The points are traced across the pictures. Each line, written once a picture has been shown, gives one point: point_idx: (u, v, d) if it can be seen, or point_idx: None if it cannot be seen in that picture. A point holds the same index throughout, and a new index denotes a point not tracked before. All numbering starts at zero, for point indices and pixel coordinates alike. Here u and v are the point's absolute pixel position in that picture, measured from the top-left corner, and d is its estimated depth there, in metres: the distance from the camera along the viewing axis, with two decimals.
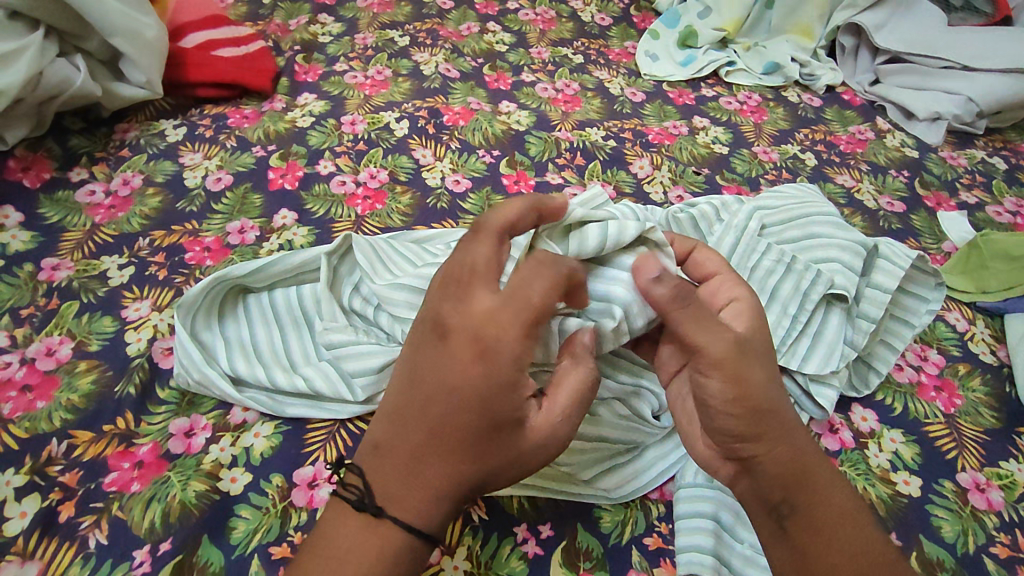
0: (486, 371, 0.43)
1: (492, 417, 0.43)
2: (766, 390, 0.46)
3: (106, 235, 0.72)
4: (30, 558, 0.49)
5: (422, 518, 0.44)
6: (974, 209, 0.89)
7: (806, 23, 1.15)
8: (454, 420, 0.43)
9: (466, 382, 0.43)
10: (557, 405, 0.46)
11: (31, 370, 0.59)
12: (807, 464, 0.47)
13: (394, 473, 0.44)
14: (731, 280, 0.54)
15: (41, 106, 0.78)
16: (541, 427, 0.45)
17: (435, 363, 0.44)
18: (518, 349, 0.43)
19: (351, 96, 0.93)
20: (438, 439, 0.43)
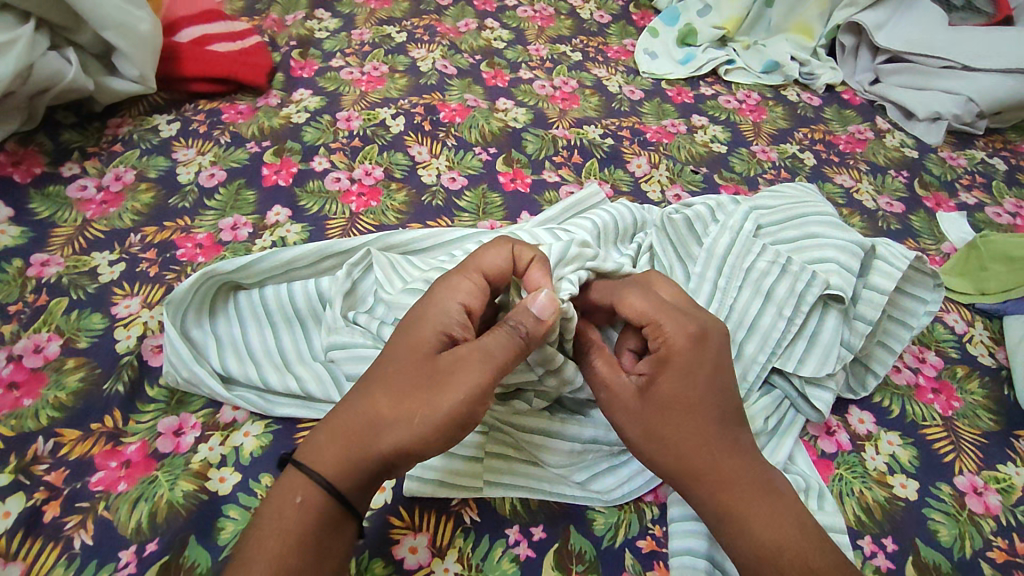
0: (418, 319, 0.50)
1: (418, 354, 0.48)
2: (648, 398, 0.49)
3: (97, 231, 0.71)
4: (13, 559, 0.48)
5: (335, 463, 0.45)
6: (973, 209, 0.89)
7: (807, 22, 1.14)
8: (389, 359, 0.49)
9: (413, 329, 0.50)
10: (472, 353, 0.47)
11: (19, 367, 0.58)
12: (736, 492, 0.46)
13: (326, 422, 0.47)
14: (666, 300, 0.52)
15: (33, 100, 0.77)
16: (453, 371, 0.46)
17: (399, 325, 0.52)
18: (451, 297, 0.50)
19: (347, 92, 0.92)
20: (374, 378, 0.48)
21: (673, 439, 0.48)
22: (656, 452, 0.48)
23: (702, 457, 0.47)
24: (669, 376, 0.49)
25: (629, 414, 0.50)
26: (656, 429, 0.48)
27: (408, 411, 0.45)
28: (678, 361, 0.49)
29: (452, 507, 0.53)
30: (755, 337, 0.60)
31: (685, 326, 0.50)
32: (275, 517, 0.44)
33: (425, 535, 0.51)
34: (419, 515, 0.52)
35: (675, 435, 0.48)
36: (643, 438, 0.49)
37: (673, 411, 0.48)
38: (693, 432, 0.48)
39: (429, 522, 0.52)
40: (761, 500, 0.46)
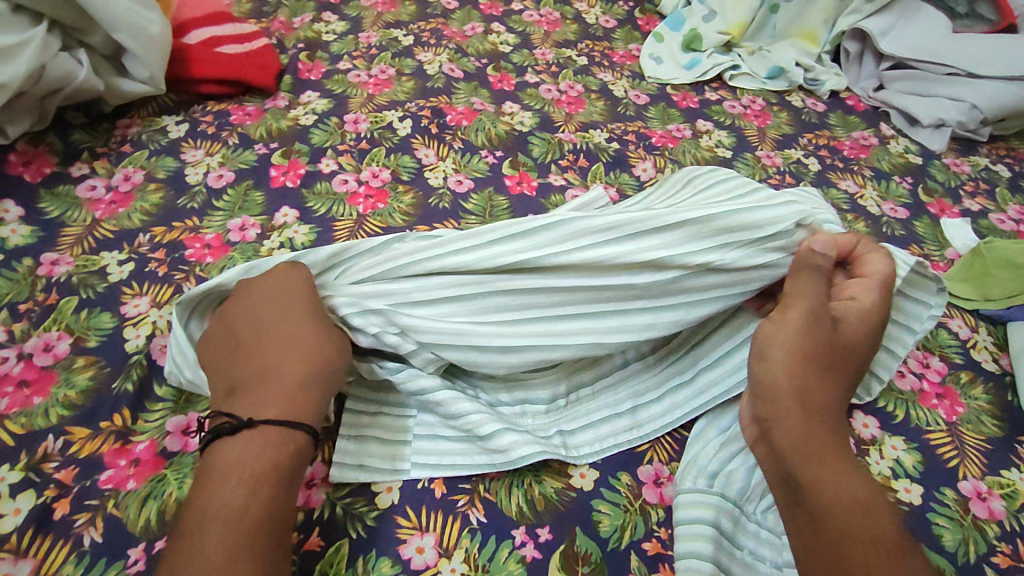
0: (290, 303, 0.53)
1: (309, 319, 0.53)
2: (817, 361, 0.52)
3: (107, 231, 0.71)
4: (24, 556, 0.48)
5: (289, 409, 0.48)
6: (977, 216, 0.89)
7: (812, 28, 1.15)
8: (270, 342, 0.51)
9: (271, 312, 0.53)
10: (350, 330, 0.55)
11: (29, 365, 0.59)
12: (832, 452, 0.48)
13: (248, 394, 0.49)
14: (864, 287, 0.56)
15: (43, 101, 0.78)
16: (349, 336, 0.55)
17: (254, 312, 0.53)
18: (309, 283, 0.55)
19: (354, 94, 0.93)
20: (273, 356, 0.51)
21: (815, 382, 0.51)
22: (792, 380, 0.51)
23: (828, 409, 0.51)
24: (857, 324, 0.54)
25: (797, 337, 0.52)
26: (811, 363, 0.52)
27: (331, 351, 0.52)
28: (865, 318, 0.55)
29: (458, 508, 0.53)
30: None
31: (887, 298, 0.56)
32: (254, 453, 0.45)
33: (432, 535, 0.52)
34: (426, 516, 0.53)
35: (820, 379, 0.52)
36: (798, 363, 0.51)
37: (835, 357, 0.53)
38: (830, 386, 0.52)
39: (436, 522, 0.52)
40: (855, 468, 0.48)
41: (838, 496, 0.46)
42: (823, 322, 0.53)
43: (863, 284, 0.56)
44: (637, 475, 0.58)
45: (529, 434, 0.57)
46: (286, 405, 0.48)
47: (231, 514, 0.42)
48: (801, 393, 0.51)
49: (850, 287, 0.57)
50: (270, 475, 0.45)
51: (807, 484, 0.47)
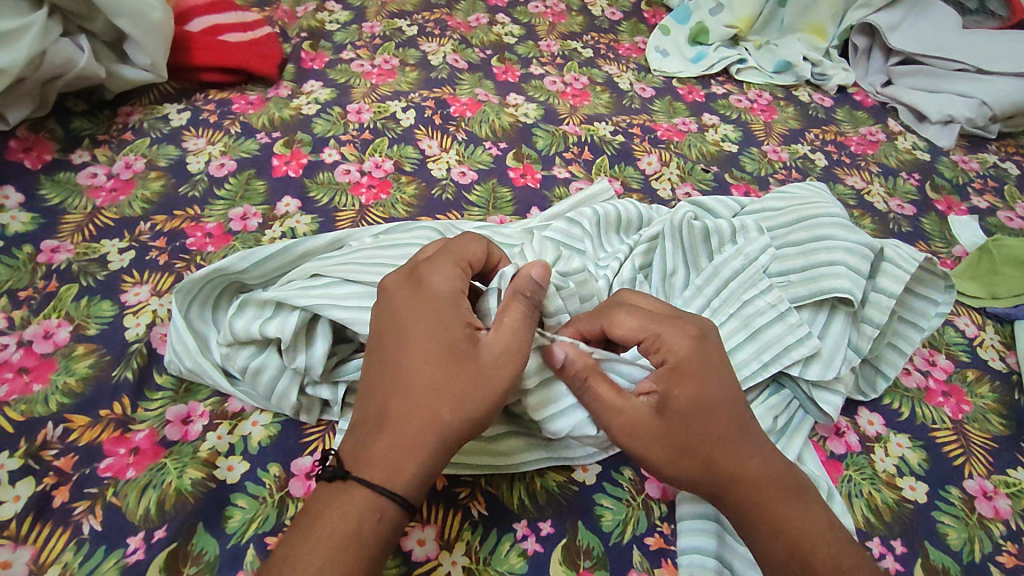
0: (429, 312, 0.48)
1: (525, 326, 0.49)
2: (686, 446, 0.48)
3: (108, 219, 0.71)
4: (22, 543, 0.48)
5: (394, 478, 0.44)
6: (985, 213, 0.88)
7: (820, 22, 1.13)
8: (410, 344, 0.47)
9: (412, 337, 0.47)
10: (507, 336, 0.48)
11: (28, 352, 0.58)
12: (770, 493, 0.48)
13: (377, 449, 0.45)
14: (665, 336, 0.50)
15: (44, 86, 0.77)
16: (493, 357, 0.47)
17: (401, 330, 0.48)
18: (457, 288, 0.49)
19: (357, 84, 0.92)
20: (399, 378, 0.46)
21: (695, 455, 0.48)
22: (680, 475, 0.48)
23: (735, 469, 0.48)
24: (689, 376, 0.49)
25: (645, 435, 0.48)
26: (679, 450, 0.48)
27: (446, 409, 0.45)
28: (691, 369, 0.49)
29: (460, 500, 0.53)
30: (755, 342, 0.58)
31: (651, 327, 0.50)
32: (339, 514, 0.43)
33: (433, 527, 0.51)
34: (427, 508, 0.52)
35: (705, 453, 0.48)
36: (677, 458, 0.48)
37: (699, 420, 0.48)
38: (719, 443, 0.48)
39: (437, 515, 0.52)
40: (791, 502, 0.48)
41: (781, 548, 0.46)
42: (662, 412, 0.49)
43: (654, 338, 0.50)
44: (639, 469, 0.57)
45: (534, 435, 0.56)
46: (410, 457, 0.44)
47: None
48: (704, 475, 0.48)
49: (652, 349, 0.50)
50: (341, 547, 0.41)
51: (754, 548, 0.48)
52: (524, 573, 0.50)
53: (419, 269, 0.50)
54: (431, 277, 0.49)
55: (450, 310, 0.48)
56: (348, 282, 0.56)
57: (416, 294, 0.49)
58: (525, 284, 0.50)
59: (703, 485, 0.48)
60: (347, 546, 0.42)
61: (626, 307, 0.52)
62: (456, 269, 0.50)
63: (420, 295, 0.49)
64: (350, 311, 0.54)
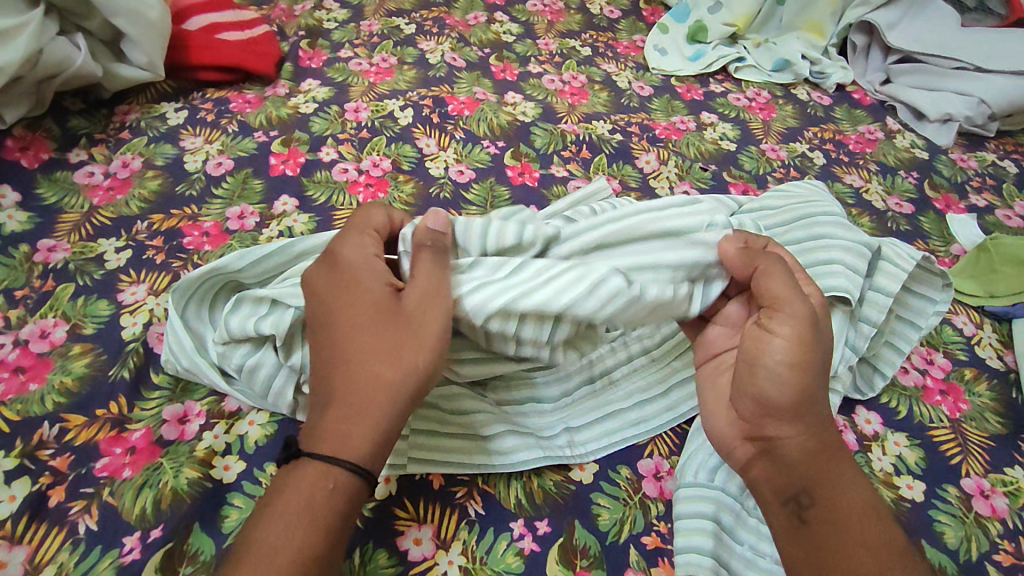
0: (349, 281, 0.49)
1: (439, 269, 0.50)
2: (815, 373, 0.49)
3: (105, 218, 0.71)
4: (18, 543, 0.48)
5: (349, 443, 0.44)
6: (984, 212, 0.88)
7: (818, 20, 1.13)
8: (337, 319, 0.48)
9: (338, 306, 0.49)
10: (425, 283, 0.49)
11: (25, 352, 0.58)
12: (837, 454, 0.49)
13: (324, 421, 0.45)
14: (804, 279, 0.55)
15: (41, 85, 0.77)
16: (419, 304, 0.48)
17: (326, 303, 0.49)
18: (368, 257, 0.51)
19: (355, 83, 0.92)
20: (333, 354, 0.47)
21: (811, 393, 0.49)
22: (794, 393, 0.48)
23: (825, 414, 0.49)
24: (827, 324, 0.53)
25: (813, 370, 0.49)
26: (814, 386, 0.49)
27: (386, 366, 0.46)
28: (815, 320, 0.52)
29: (456, 500, 0.53)
30: None
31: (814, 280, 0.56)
32: (295, 489, 0.43)
33: (429, 527, 0.51)
34: (424, 507, 0.52)
35: (820, 399, 0.49)
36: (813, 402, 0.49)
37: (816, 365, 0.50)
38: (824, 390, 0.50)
39: (434, 514, 0.52)
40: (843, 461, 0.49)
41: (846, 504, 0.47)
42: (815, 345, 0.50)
43: (805, 278, 0.55)
44: (636, 468, 0.57)
45: (532, 436, 0.57)
46: (361, 420, 0.45)
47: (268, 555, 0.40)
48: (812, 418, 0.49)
49: (809, 283, 0.55)
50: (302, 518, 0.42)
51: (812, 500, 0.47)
52: (520, 572, 0.50)
53: (333, 247, 0.52)
54: (342, 250, 0.51)
55: (369, 277, 0.50)
56: None
57: (332, 269, 0.51)
58: (430, 236, 0.52)
59: (806, 410, 0.48)
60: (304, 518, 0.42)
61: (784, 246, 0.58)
62: (364, 240, 0.53)
63: (335, 268, 0.51)
64: None
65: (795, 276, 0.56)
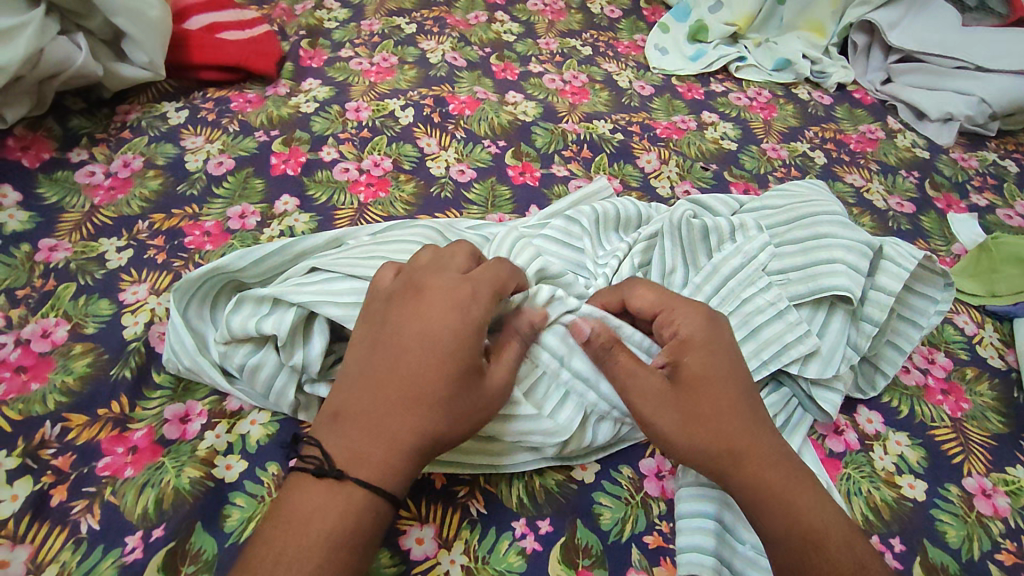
0: (473, 328, 0.48)
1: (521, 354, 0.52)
2: (716, 411, 0.48)
3: (106, 217, 0.71)
4: (21, 542, 0.48)
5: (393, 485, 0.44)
6: (985, 211, 0.88)
7: (819, 19, 1.13)
8: (409, 357, 0.47)
9: (450, 345, 0.47)
10: (510, 368, 0.50)
11: (26, 351, 0.58)
12: (776, 482, 0.46)
13: (382, 454, 0.44)
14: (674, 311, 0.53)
15: (42, 84, 0.77)
16: (503, 388, 0.49)
17: (432, 337, 0.47)
18: (494, 307, 0.50)
19: (356, 82, 0.92)
20: (402, 397, 0.45)
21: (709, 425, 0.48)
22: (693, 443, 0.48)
23: (745, 447, 0.47)
24: (705, 357, 0.50)
25: (651, 398, 0.49)
26: (680, 418, 0.48)
27: (457, 433, 0.46)
28: (701, 342, 0.51)
29: (458, 499, 0.53)
30: (754, 341, 0.58)
31: (695, 307, 0.53)
32: (333, 513, 0.42)
33: (431, 526, 0.51)
34: (426, 507, 0.52)
35: (709, 428, 0.48)
36: (680, 435, 0.48)
37: (700, 393, 0.49)
38: (728, 417, 0.48)
39: (435, 513, 0.52)
40: (804, 490, 0.46)
41: (788, 534, 0.45)
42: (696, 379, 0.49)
43: (667, 314, 0.53)
44: (638, 467, 0.57)
45: None
46: (412, 469, 0.45)
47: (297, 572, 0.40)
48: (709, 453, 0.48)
49: (666, 322, 0.52)
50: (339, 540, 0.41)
51: (760, 529, 0.46)
52: (522, 571, 0.50)
53: (458, 281, 0.50)
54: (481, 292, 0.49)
55: (487, 328, 0.48)
56: (345, 280, 0.56)
57: (460, 304, 0.48)
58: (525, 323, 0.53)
59: (715, 463, 0.48)
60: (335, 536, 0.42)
61: (643, 282, 0.55)
62: (496, 288, 0.51)
63: (464, 306, 0.48)
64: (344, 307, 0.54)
65: (662, 316, 0.53)
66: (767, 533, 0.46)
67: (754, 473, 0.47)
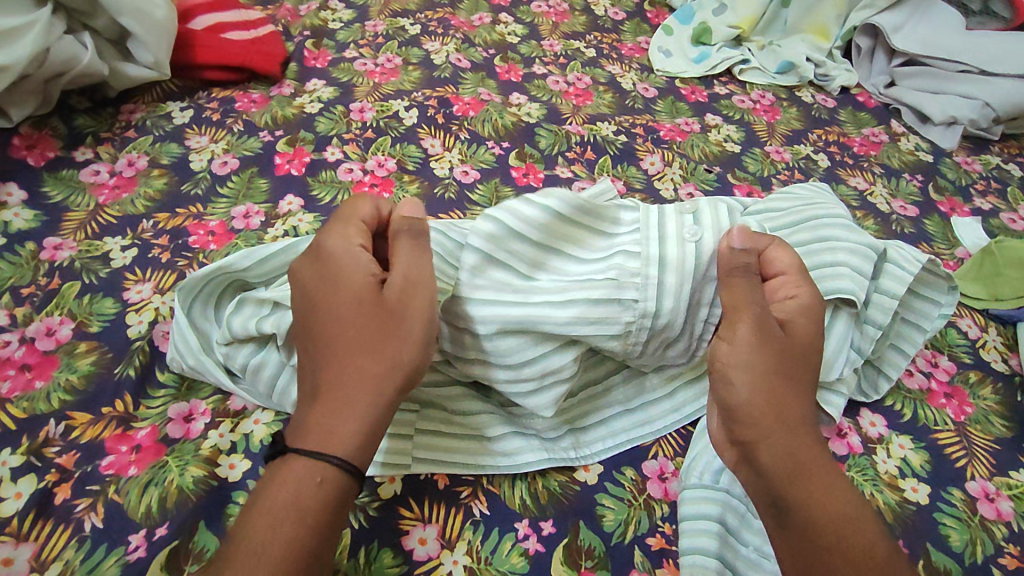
0: (335, 273, 0.49)
1: (419, 260, 0.51)
2: (803, 375, 0.49)
3: (110, 216, 0.71)
4: (25, 539, 0.48)
5: (336, 443, 0.44)
6: (988, 215, 0.88)
7: (823, 22, 1.13)
8: (319, 322, 0.48)
9: (325, 297, 0.48)
10: (409, 278, 0.50)
11: (31, 349, 0.58)
12: (816, 462, 0.46)
13: (308, 416, 0.45)
14: (792, 284, 0.53)
15: (47, 84, 0.77)
16: (400, 292, 0.49)
17: (314, 301, 0.49)
18: (353, 244, 0.51)
19: (360, 83, 0.92)
20: (324, 350, 0.47)
21: (795, 383, 0.49)
22: (770, 390, 0.48)
23: (806, 416, 0.48)
24: (802, 330, 0.51)
25: (761, 339, 0.49)
26: (771, 373, 0.48)
27: (366, 359, 0.46)
28: (814, 319, 0.52)
29: (461, 500, 0.53)
30: None
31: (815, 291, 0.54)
32: (286, 488, 0.42)
33: (434, 527, 0.51)
34: (428, 507, 0.52)
35: (792, 389, 0.48)
36: (769, 374, 0.48)
37: (799, 357, 0.50)
38: (801, 390, 0.49)
39: (438, 513, 0.52)
40: (838, 478, 0.47)
41: (819, 509, 0.45)
42: (797, 347, 0.50)
43: (790, 283, 0.54)
44: (641, 469, 0.57)
45: (535, 437, 0.57)
46: (355, 412, 0.45)
47: (261, 545, 0.39)
48: (776, 402, 0.47)
49: (788, 288, 0.53)
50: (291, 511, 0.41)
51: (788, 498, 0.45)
52: (525, 572, 0.50)
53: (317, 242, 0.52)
54: (326, 243, 0.51)
55: (339, 265, 0.50)
56: None
57: (318, 267, 0.50)
58: (410, 226, 0.52)
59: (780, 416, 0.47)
60: (298, 513, 0.41)
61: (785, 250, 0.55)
62: (348, 231, 0.52)
63: (318, 264, 0.50)
64: None
65: (783, 283, 0.54)
66: (797, 502, 0.45)
67: (796, 441, 0.47)
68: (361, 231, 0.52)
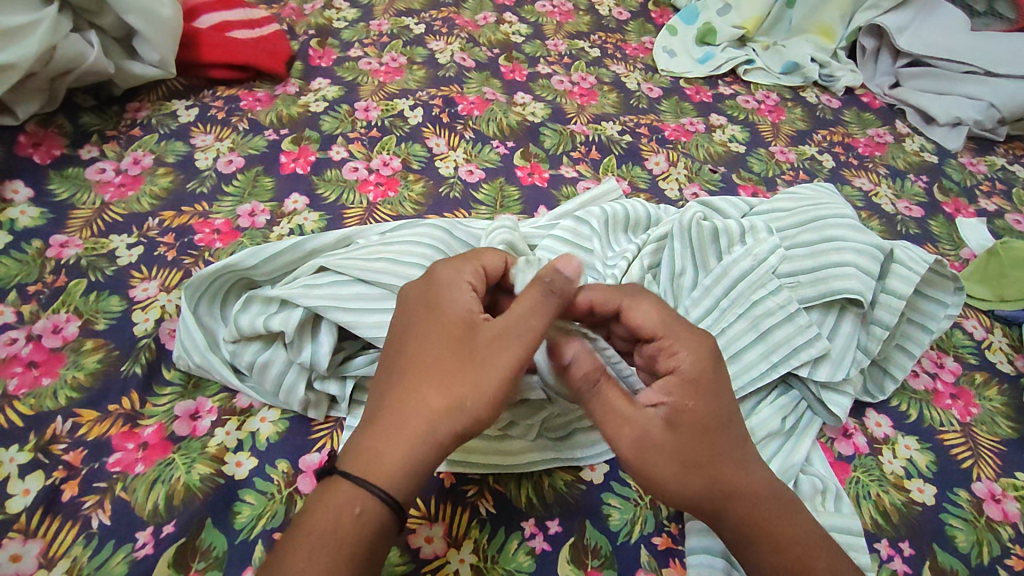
0: (440, 301, 0.48)
1: (535, 312, 0.45)
2: (716, 455, 0.45)
3: (116, 214, 0.71)
4: (32, 536, 0.48)
5: (381, 476, 0.42)
6: (993, 216, 0.88)
7: (828, 23, 1.13)
8: (405, 346, 0.47)
9: (420, 324, 0.48)
10: (510, 319, 0.46)
11: (38, 346, 0.58)
12: (766, 515, 0.46)
13: (363, 438, 0.44)
14: (675, 339, 0.48)
15: (54, 82, 0.78)
16: (490, 338, 0.45)
17: (407, 326, 0.48)
18: (463, 279, 0.49)
19: (365, 82, 0.92)
20: (401, 376, 0.46)
21: (709, 467, 0.45)
22: (689, 486, 0.45)
23: (737, 487, 0.46)
24: (694, 400, 0.46)
25: (649, 443, 0.45)
26: (682, 472, 0.45)
27: (433, 397, 0.44)
28: (702, 378, 0.46)
29: (467, 498, 0.53)
30: (764, 343, 0.59)
31: (696, 339, 0.48)
32: (323, 520, 0.41)
33: (441, 525, 0.51)
34: (435, 506, 0.52)
35: (709, 475, 0.45)
36: (681, 476, 0.45)
37: (700, 437, 0.45)
38: (721, 464, 0.46)
39: (444, 512, 0.52)
40: (788, 516, 0.46)
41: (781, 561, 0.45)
42: (698, 428, 0.45)
43: (668, 343, 0.48)
44: None
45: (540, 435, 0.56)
46: (407, 446, 0.43)
47: None
48: (704, 492, 0.45)
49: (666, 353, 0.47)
50: (331, 542, 0.41)
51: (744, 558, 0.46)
52: (531, 571, 0.50)
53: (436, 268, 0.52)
54: (441, 272, 0.50)
55: (443, 296, 0.48)
56: (353, 281, 0.56)
57: (427, 288, 0.50)
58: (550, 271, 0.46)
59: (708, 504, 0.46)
60: (336, 543, 0.41)
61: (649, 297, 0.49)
62: (467, 267, 0.50)
63: (428, 287, 0.50)
64: (353, 313, 0.55)
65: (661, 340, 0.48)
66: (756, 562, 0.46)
67: (738, 507, 0.46)
68: (478, 272, 0.51)
